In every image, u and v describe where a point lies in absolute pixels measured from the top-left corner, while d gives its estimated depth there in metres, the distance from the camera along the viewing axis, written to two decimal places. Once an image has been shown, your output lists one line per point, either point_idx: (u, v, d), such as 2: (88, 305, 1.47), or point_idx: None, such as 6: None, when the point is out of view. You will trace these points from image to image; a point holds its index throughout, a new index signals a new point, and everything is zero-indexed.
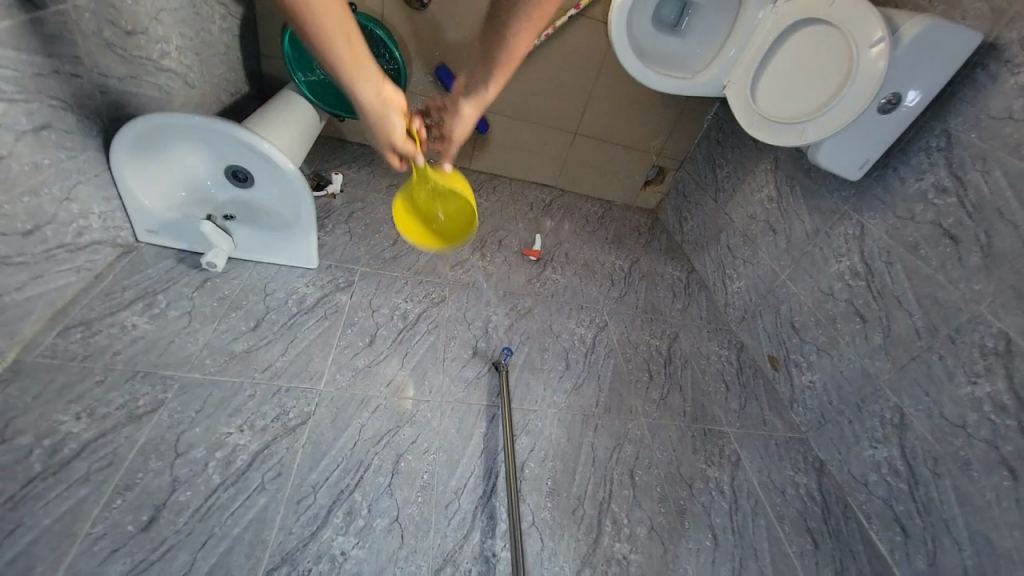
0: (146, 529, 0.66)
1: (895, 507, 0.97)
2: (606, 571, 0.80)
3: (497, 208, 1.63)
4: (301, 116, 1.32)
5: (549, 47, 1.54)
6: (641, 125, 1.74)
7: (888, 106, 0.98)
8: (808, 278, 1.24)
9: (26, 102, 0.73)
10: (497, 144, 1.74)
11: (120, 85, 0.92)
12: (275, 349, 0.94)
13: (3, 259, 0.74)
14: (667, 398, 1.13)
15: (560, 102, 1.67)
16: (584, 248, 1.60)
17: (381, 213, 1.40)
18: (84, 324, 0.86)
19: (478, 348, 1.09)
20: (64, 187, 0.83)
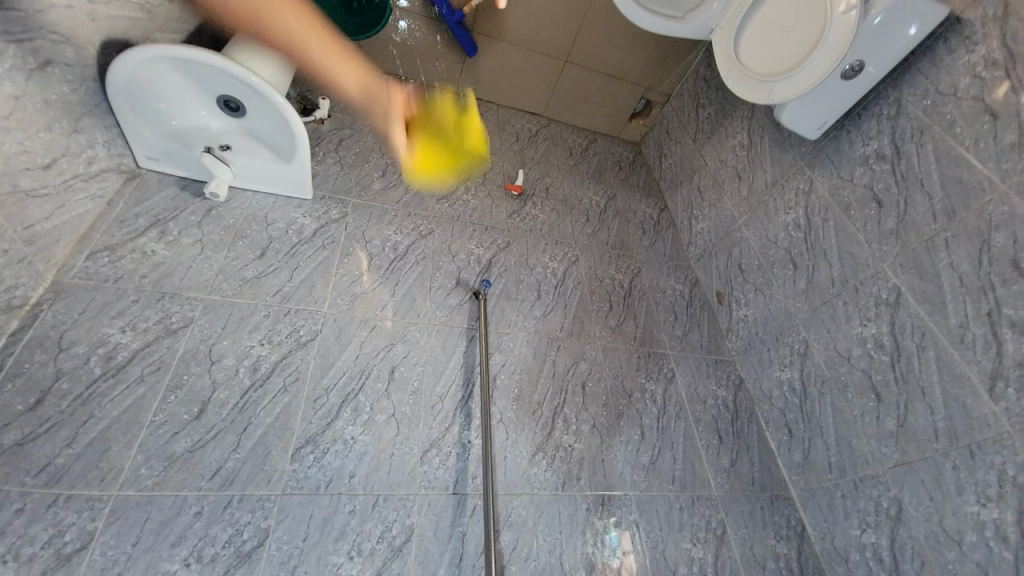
0: (198, 418, 0.84)
1: (787, 415, 1.23)
2: (555, 455, 1.04)
3: (483, 138, 1.67)
4: None
5: None
6: (631, 55, 1.73)
7: (851, 72, 1.03)
8: (759, 226, 1.38)
9: (31, 40, 0.76)
10: (486, 69, 1.72)
11: (104, 9, 0.91)
12: (282, 275, 1.07)
13: (33, 193, 0.82)
14: (622, 324, 1.33)
15: (550, 26, 1.62)
16: (566, 182, 1.68)
17: (369, 142, 1.45)
18: (109, 248, 0.96)
19: (461, 279, 1.23)
20: (72, 121, 0.88)
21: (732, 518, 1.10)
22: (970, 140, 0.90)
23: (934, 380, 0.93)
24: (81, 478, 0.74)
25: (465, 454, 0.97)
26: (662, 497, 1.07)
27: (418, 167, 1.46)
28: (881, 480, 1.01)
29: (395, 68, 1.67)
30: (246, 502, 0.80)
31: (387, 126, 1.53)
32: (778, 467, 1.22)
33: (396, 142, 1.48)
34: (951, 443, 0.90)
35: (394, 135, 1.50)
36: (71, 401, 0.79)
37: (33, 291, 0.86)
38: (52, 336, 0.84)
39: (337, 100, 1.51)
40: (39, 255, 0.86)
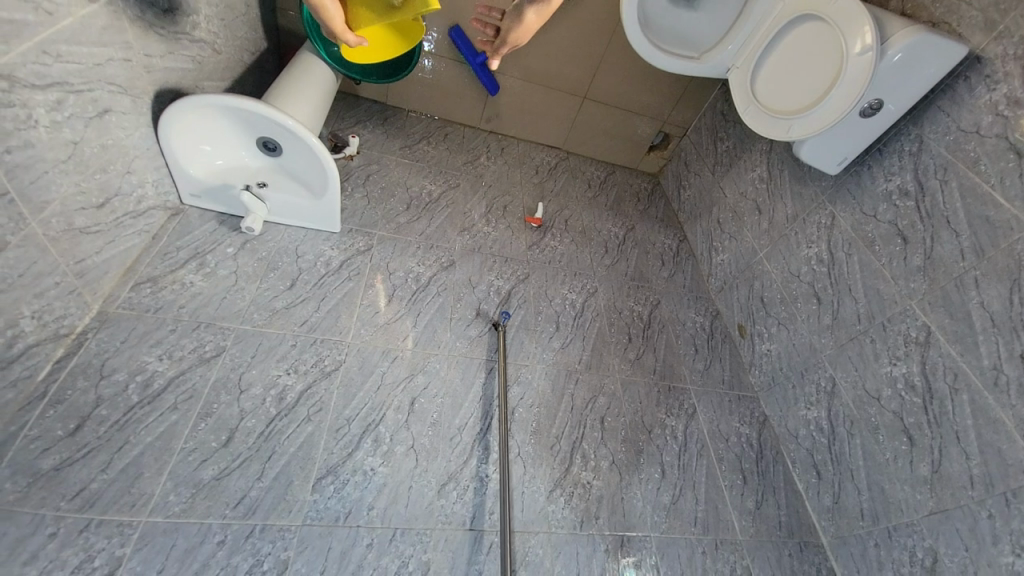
0: (225, 447, 0.87)
1: (815, 456, 1.18)
2: (573, 491, 1.03)
3: (504, 172, 1.72)
4: (322, 81, 1.38)
5: (561, 12, 1.55)
6: (648, 91, 1.77)
7: (870, 110, 1.04)
8: (781, 259, 1.36)
9: (91, 91, 0.83)
10: (507, 106, 1.79)
11: (160, 62, 0.99)
12: (309, 305, 1.11)
13: (86, 230, 0.88)
14: (641, 357, 1.32)
15: (569, 65, 1.69)
16: (585, 214, 1.70)
17: (395, 177, 1.51)
18: (151, 280, 1.02)
19: (480, 310, 1.26)
20: (125, 163, 0.95)
21: (758, 564, 1.05)
22: (995, 178, 0.89)
23: (969, 425, 0.89)
24: (114, 503, 0.77)
25: (482, 489, 0.97)
26: (684, 539, 1.04)
27: (441, 201, 1.51)
28: (917, 528, 0.96)
29: (421, 106, 1.76)
30: (268, 531, 0.82)
31: (412, 161, 1.59)
32: (806, 510, 1.17)
33: (420, 176, 1.54)
34: (987, 490, 0.85)
35: (418, 170, 1.57)
36: (108, 427, 0.83)
37: (79, 321, 0.92)
38: (95, 364, 0.88)
39: (366, 138, 1.59)
40: (88, 287, 0.93)
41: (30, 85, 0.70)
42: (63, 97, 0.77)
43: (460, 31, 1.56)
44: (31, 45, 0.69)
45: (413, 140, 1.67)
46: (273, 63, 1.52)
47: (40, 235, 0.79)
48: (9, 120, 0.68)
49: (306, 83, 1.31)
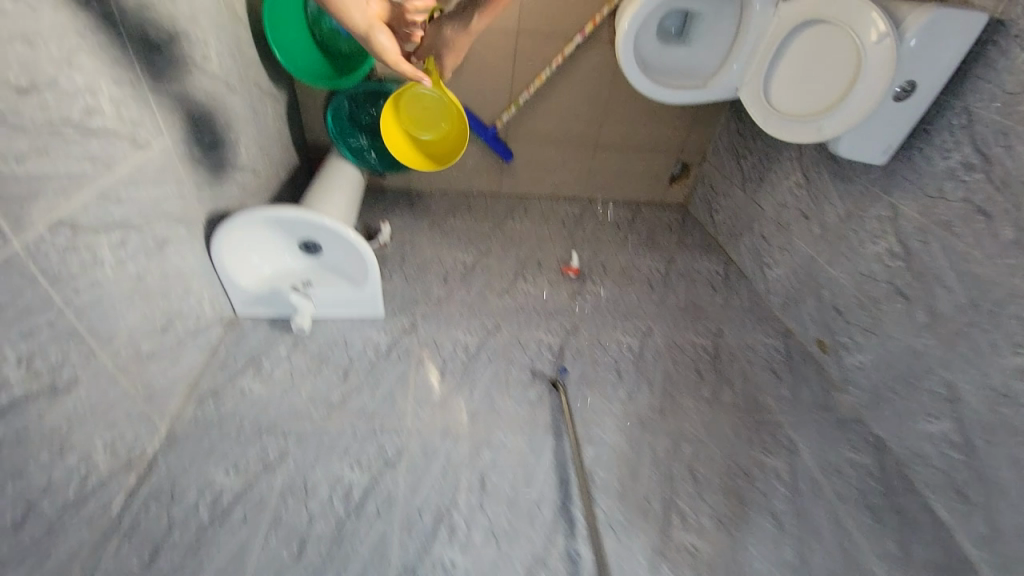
0: (298, 560, 0.82)
1: (958, 478, 1.00)
2: (679, 560, 0.89)
3: (532, 230, 1.74)
4: (350, 181, 1.47)
5: (560, 76, 1.64)
6: (658, 128, 1.80)
7: (904, 93, 1.00)
8: (846, 261, 1.26)
9: (150, 227, 0.90)
10: (524, 169, 1.85)
11: (210, 191, 1.09)
12: (364, 394, 1.09)
13: (151, 354, 0.92)
14: (719, 394, 1.20)
15: (576, 120, 1.75)
16: (620, 255, 1.67)
17: (429, 254, 1.55)
18: (214, 393, 1.04)
19: (535, 370, 1.20)
20: (184, 285, 1.01)
21: None
22: None
23: None
24: None
25: (576, 571, 0.86)
26: None
27: (477, 268, 1.52)
28: None
29: (443, 185, 1.85)
30: None
31: (442, 236, 1.64)
32: (967, 548, 0.97)
33: (452, 249, 1.58)
34: None
35: (449, 244, 1.60)
36: (181, 552, 0.81)
37: (149, 445, 0.93)
38: (166, 487, 0.88)
39: (397, 223, 1.66)
40: (156, 410, 0.95)
41: (95, 230, 0.76)
42: (127, 235, 0.83)
43: (470, 111, 1.66)
44: (95, 193, 0.75)
45: (440, 217, 1.73)
46: (306, 174, 1.65)
47: (110, 366, 0.82)
48: (76, 263, 0.73)
49: (337, 186, 1.41)
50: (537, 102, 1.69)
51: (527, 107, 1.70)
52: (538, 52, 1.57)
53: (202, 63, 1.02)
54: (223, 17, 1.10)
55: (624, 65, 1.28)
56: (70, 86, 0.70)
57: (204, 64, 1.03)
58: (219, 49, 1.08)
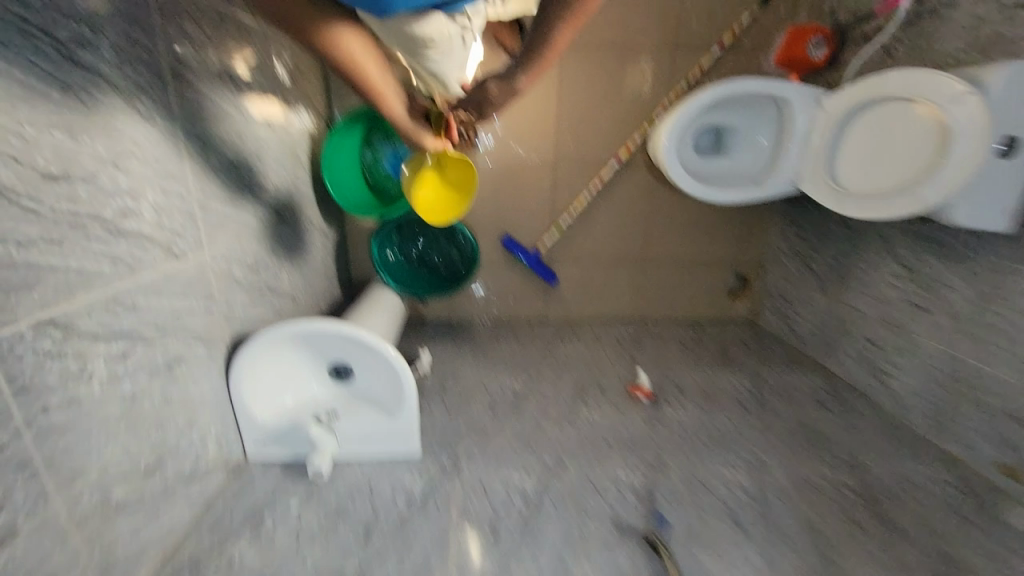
0: None
1: None
2: None
3: (586, 352, 1.55)
4: (388, 309, 1.39)
5: (600, 199, 1.66)
6: (707, 240, 1.73)
7: (1006, 149, 0.92)
8: (1008, 355, 0.98)
9: (163, 341, 0.78)
10: (570, 292, 1.76)
11: (242, 311, 1.01)
12: (390, 564, 0.80)
13: (123, 506, 0.71)
14: (899, 555, 0.83)
15: (621, 240, 1.71)
16: (695, 374, 1.42)
17: (473, 382, 1.36)
18: (193, 567, 0.78)
19: (621, 524, 0.88)
20: (188, 415, 0.85)
21: None
22: None
23: None
24: None
25: None
26: None
27: (528, 395, 1.30)
28: None
29: (486, 313, 1.75)
30: None
31: (487, 363, 1.47)
32: None
33: (499, 375, 1.39)
34: None
35: (495, 370, 1.42)
36: None
37: None
38: None
39: (437, 352, 1.52)
40: None
41: (93, 338, 0.65)
42: (131, 348, 0.72)
43: (512, 238, 1.65)
44: (103, 296, 0.66)
45: (484, 344, 1.59)
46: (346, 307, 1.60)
47: (60, 521, 0.61)
48: (56, 376, 0.60)
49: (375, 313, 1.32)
50: (578, 225, 1.68)
51: (568, 231, 1.69)
52: (576, 178, 1.62)
53: (256, 192, 1.05)
54: (284, 158, 1.18)
55: (672, 173, 1.25)
56: (107, 183, 0.66)
57: (258, 195, 1.06)
58: (274, 185, 1.13)
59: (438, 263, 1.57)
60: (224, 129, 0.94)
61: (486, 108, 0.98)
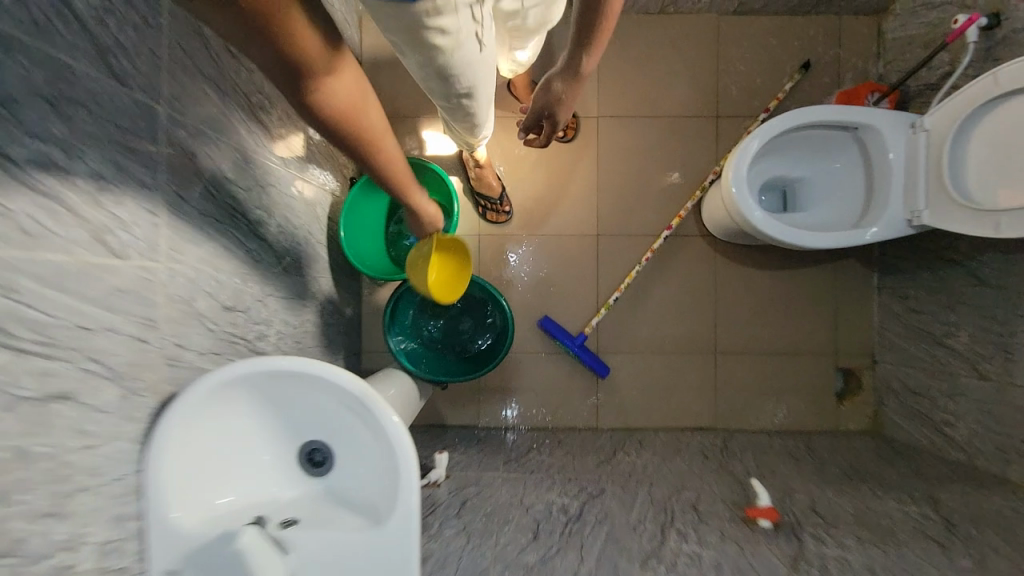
0: None
1: None
2: None
3: (660, 464, 1.14)
4: (397, 393, 1.07)
5: (651, 274, 1.42)
6: (791, 323, 1.41)
7: None
8: None
9: (45, 360, 0.51)
10: (626, 389, 1.41)
11: (198, 360, 0.74)
12: None
13: None
14: None
15: (684, 323, 1.42)
16: (830, 494, 0.97)
17: (505, 497, 0.96)
18: None
19: None
20: (54, 496, 0.53)
21: None
22: None
23: None
24: None
25: None
26: None
27: (587, 516, 0.88)
28: None
29: (520, 416, 1.40)
30: None
31: (525, 474, 1.07)
32: None
33: (542, 489, 0.98)
34: None
35: (536, 482, 1.02)
36: None
37: None
38: None
39: (458, 459, 1.15)
40: None
41: None
42: None
43: (552, 319, 1.38)
44: None
45: (520, 452, 1.21)
46: None
47: None
48: None
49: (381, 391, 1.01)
50: (629, 305, 1.42)
51: (617, 313, 1.42)
52: (621, 251, 1.43)
53: (251, 221, 0.89)
54: (292, 204, 1.06)
55: (750, 216, 1.03)
56: (28, 116, 0.50)
57: (252, 225, 0.89)
58: (275, 226, 0.98)
59: (466, 342, 1.31)
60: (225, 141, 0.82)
61: (558, 113, 0.85)
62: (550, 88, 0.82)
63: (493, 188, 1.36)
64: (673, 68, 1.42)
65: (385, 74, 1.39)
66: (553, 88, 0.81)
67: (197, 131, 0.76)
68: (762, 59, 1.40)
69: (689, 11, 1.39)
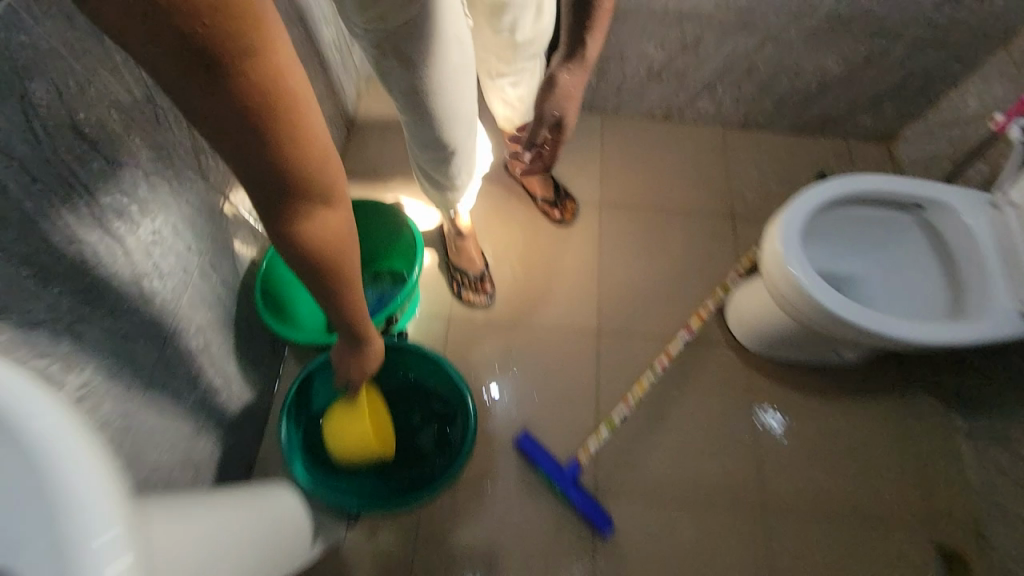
0: None
1: None
2: None
3: None
4: (286, 512, 0.65)
5: (669, 386, 1.08)
6: (864, 478, 1.01)
7: None
8: None
9: None
10: (638, 562, 0.93)
11: None
12: None
13: None
14: None
15: (717, 461, 1.02)
16: None
17: None
18: None
19: None
20: None
21: None
22: None
23: None
24: None
25: None
26: None
27: None
28: None
29: None
30: None
31: None
32: None
33: None
34: None
35: None
36: None
37: None
38: None
39: None
40: None
41: None
42: None
43: (534, 438, 0.99)
44: None
45: None
46: None
47: None
48: None
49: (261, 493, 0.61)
50: (640, 428, 1.04)
51: (623, 437, 1.03)
52: (631, 356, 1.12)
53: (116, 212, 0.60)
54: (207, 227, 0.78)
55: (829, 302, 0.75)
56: None
57: (114, 219, 0.60)
58: (161, 237, 0.68)
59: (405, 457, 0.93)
60: (111, 100, 0.58)
61: (568, 114, 0.68)
62: (554, 83, 0.65)
63: (474, 262, 1.11)
64: (682, 168, 1.32)
65: (374, 139, 1.28)
66: (559, 82, 0.65)
67: (64, 65, 0.52)
68: (775, 168, 1.33)
69: (695, 119, 1.36)
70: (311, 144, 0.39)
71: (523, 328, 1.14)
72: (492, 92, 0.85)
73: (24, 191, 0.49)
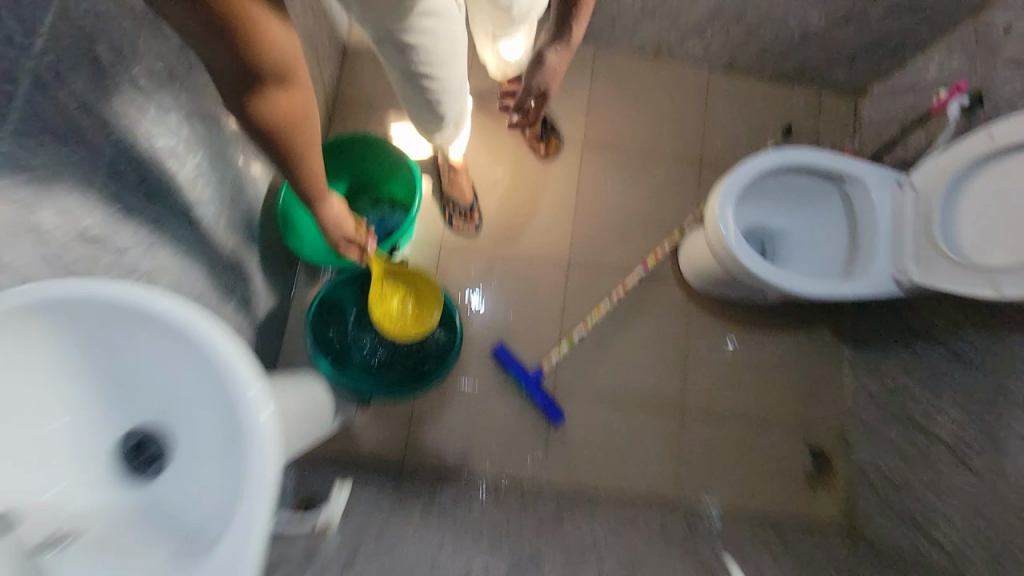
0: None
1: None
2: None
3: (611, 533, 0.94)
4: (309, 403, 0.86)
5: (624, 312, 1.30)
6: (764, 390, 1.29)
7: None
8: None
9: None
10: (581, 441, 1.22)
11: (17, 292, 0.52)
12: None
13: None
14: None
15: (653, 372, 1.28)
16: None
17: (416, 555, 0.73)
18: None
19: None
20: None
21: None
22: None
23: None
24: None
25: None
26: None
27: None
28: None
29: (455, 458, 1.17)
30: None
31: (447, 530, 0.85)
32: None
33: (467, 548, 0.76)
34: None
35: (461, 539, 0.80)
36: None
37: None
38: None
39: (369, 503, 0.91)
40: None
41: None
42: None
43: (508, 349, 1.23)
44: None
45: (447, 502, 0.99)
46: None
47: None
48: None
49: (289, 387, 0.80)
50: (595, 345, 1.27)
51: (582, 352, 1.27)
52: (595, 285, 1.31)
53: (169, 153, 0.71)
54: (232, 155, 0.87)
55: (746, 258, 0.92)
56: None
57: (169, 159, 0.71)
58: (203, 171, 0.79)
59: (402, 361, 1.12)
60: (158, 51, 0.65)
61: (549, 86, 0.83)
62: (544, 61, 0.78)
63: (465, 193, 1.23)
64: (663, 110, 1.40)
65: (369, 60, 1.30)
66: (547, 61, 0.77)
67: (122, 27, 0.59)
68: (749, 117, 1.41)
69: (683, 61, 1.40)
70: (274, 47, 0.48)
71: (503, 255, 1.30)
72: (485, 45, 0.89)
73: (104, 139, 0.60)
